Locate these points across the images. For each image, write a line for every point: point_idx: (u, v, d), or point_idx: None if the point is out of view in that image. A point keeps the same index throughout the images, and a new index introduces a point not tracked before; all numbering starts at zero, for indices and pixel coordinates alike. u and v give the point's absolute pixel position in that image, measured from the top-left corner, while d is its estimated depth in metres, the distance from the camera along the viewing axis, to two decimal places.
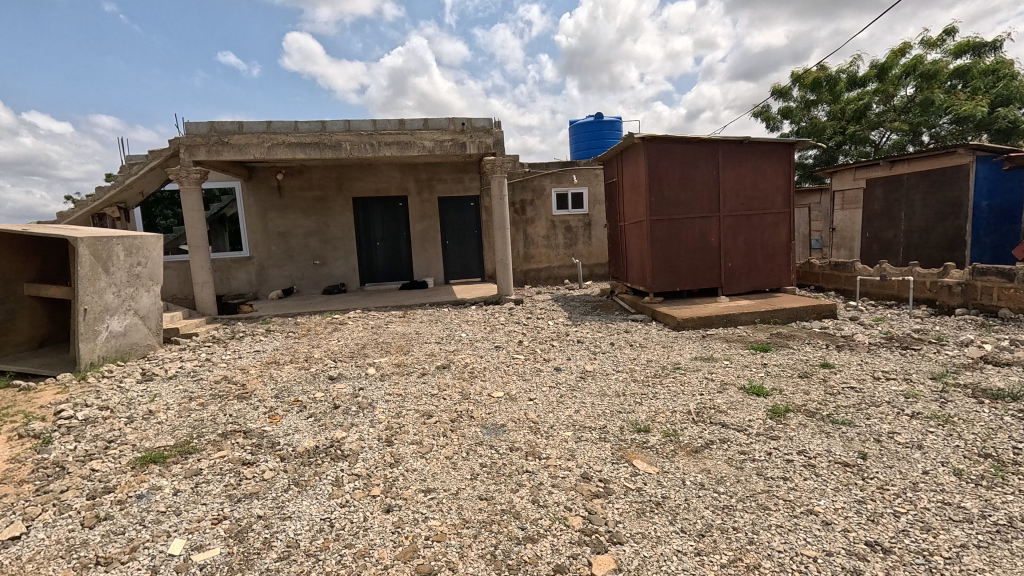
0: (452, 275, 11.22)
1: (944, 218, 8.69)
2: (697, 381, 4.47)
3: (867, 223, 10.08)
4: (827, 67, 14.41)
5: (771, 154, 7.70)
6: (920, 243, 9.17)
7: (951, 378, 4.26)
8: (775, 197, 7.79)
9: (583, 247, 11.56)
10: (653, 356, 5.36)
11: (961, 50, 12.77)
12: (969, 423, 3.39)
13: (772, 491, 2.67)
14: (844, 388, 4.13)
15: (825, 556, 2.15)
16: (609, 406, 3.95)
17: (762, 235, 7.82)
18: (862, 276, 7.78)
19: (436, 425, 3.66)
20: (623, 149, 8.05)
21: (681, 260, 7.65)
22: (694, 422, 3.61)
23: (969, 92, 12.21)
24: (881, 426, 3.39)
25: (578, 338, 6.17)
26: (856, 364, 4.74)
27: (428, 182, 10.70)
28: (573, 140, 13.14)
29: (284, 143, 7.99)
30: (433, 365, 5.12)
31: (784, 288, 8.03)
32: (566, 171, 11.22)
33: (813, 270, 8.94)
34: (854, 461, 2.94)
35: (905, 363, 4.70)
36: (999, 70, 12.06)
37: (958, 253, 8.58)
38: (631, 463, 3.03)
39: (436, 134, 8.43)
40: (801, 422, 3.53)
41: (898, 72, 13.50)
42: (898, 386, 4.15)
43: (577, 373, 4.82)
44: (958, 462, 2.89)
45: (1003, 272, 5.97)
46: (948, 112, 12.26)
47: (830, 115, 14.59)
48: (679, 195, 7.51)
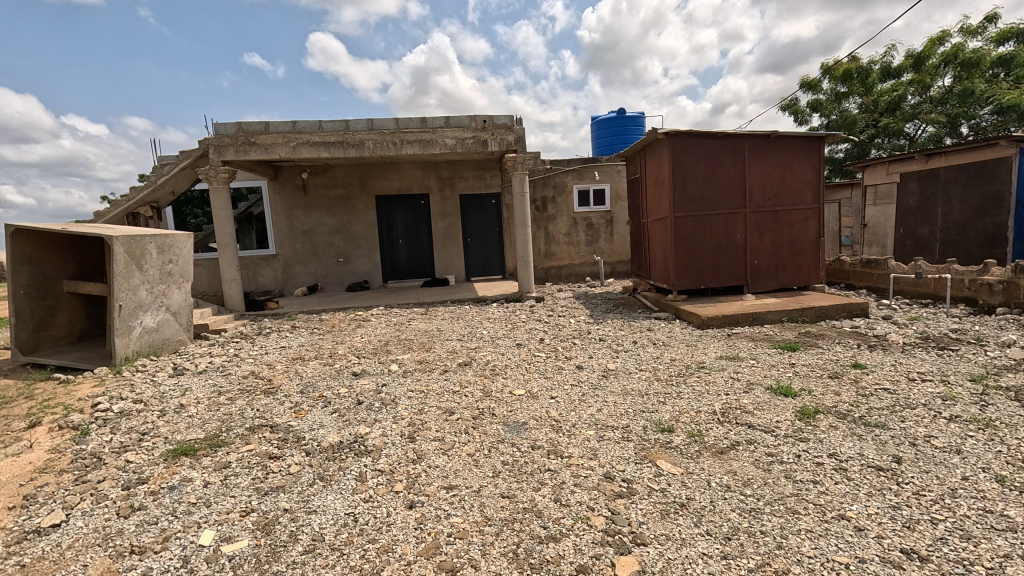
0: (473, 272, 11.26)
1: (985, 213, 8.31)
2: (722, 381, 4.38)
3: (901, 219, 9.75)
4: (859, 58, 14.00)
5: (800, 148, 7.51)
6: (959, 239, 8.79)
7: (993, 380, 4.08)
8: (804, 193, 7.59)
9: (605, 245, 11.47)
10: (677, 355, 5.28)
11: (1004, 37, 12.24)
12: (1011, 427, 3.25)
13: (802, 495, 2.60)
14: (877, 390, 4.00)
15: (858, 563, 2.09)
16: (631, 405, 3.90)
17: (790, 232, 7.63)
18: (895, 274, 7.52)
19: (459, 422, 3.67)
20: (646, 144, 7.94)
21: (705, 258, 7.52)
22: (720, 423, 3.54)
23: (1012, 81, 11.70)
24: (917, 430, 3.27)
25: (600, 337, 6.11)
26: (889, 365, 4.59)
27: (449, 180, 10.74)
28: (595, 136, 13.02)
29: (309, 143, 8.12)
30: (455, 363, 5.13)
31: (813, 286, 7.82)
32: (588, 168, 11.13)
33: (843, 268, 8.69)
34: (887, 465, 2.84)
35: (942, 364, 4.52)
36: None
37: (999, 249, 8.20)
38: (655, 463, 2.99)
39: (458, 132, 8.44)
40: (831, 424, 3.43)
41: (935, 61, 13.01)
42: (935, 388, 3.99)
43: (599, 372, 4.77)
44: (1000, 469, 2.76)
45: None
46: (990, 102, 11.76)
47: (862, 107, 14.16)
48: (704, 191, 7.37)
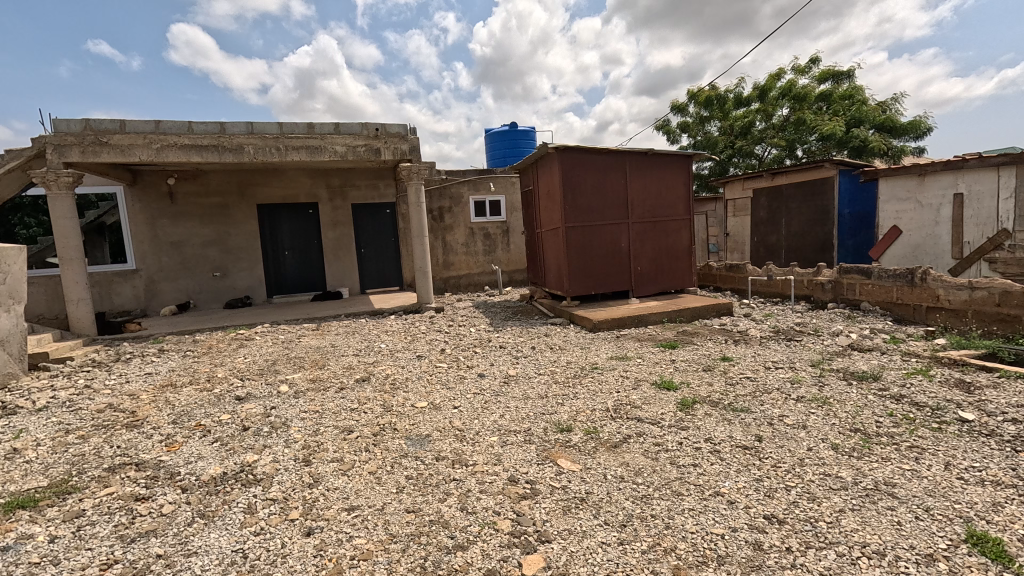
0: (368, 284, 10.87)
1: (816, 224, 9.76)
2: (614, 379, 4.69)
3: (754, 229, 11.20)
4: (717, 87, 15.94)
5: (672, 165, 8.32)
6: (799, 246, 10.24)
7: (827, 364, 4.85)
8: (677, 205, 8.42)
9: (502, 254, 11.72)
10: (572, 357, 5.55)
11: (825, 76, 14.66)
12: (841, 402, 3.88)
13: (684, 477, 2.88)
14: (742, 378, 4.56)
15: (731, 532, 2.36)
16: (532, 409, 4.04)
17: (667, 240, 8.40)
18: (752, 277, 8.62)
19: (357, 440, 3.52)
20: (537, 157, 8.28)
21: (595, 266, 8.00)
22: (613, 419, 3.79)
23: (831, 114, 14.03)
24: (773, 411, 3.78)
25: (500, 344, 6.23)
26: (750, 356, 5.24)
27: (340, 189, 10.31)
28: (488, 148, 13.30)
29: (176, 146, 7.33)
30: (352, 379, 4.90)
31: (687, 290, 8.68)
32: (483, 180, 11.32)
33: (711, 272, 9.74)
34: (751, 444, 3.25)
35: (790, 353, 5.27)
36: (854, 95, 13.99)
37: (828, 254, 9.60)
38: (556, 462, 3.12)
39: (348, 139, 8.15)
40: (706, 412, 3.83)
41: (775, 94, 15.21)
42: (785, 373, 4.64)
43: (500, 379, 4.86)
44: (835, 438, 3.29)
45: (862, 270, 6.91)
46: (816, 130, 13.98)
47: (721, 130, 16.08)
48: (592, 203, 7.85)
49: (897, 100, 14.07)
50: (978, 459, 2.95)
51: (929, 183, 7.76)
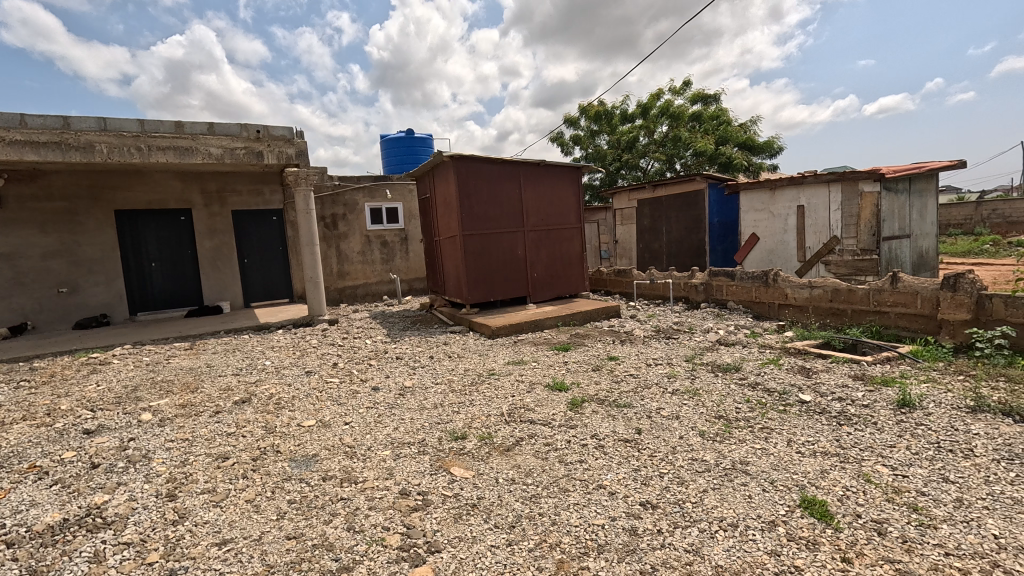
0: (253, 297, 10.07)
1: (691, 232, 10.76)
2: (509, 384, 4.80)
3: (639, 236, 12.10)
4: (605, 103, 17.03)
5: (563, 176, 8.73)
6: (677, 252, 11.18)
7: (698, 359, 5.38)
8: (568, 214, 8.84)
9: (401, 263, 11.49)
10: (470, 365, 5.58)
11: (696, 98, 16.28)
12: (708, 392, 4.33)
13: (571, 474, 3.02)
14: (626, 376, 4.90)
15: (610, 521, 2.52)
16: (427, 419, 4.00)
17: (560, 248, 8.79)
18: (637, 281, 9.29)
19: (234, 467, 3.25)
20: (433, 165, 8.26)
21: (493, 273, 8.14)
22: (507, 423, 3.87)
23: (703, 132, 15.68)
24: (651, 404, 4.11)
25: (397, 355, 6.10)
26: (634, 355, 5.64)
27: (218, 194, 9.46)
28: (384, 154, 12.99)
29: (4, 141, 6.27)
30: (229, 402, 4.50)
31: (580, 294, 9.13)
32: (379, 187, 11.03)
33: (602, 277, 10.34)
34: (631, 436, 3.51)
35: (668, 350, 5.77)
36: (720, 117, 15.71)
37: (701, 259, 10.62)
38: (449, 471, 3.12)
39: (225, 140, 7.52)
40: (593, 410, 4.06)
41: (655, 112, 16.59)
42: (663, 369, 5.07)
43: (395, 391, 4.75)
44: (702, 425, 3.66)
45: (727, 273, 7.75)
46: (690, 147, 15.46)
47: (609, 143, 17.19)
48: (488, 211, 7.99)
49: (754, 122, 16.05)
50: (812, 434, 3.45)
51: (778, 197, 8.93)
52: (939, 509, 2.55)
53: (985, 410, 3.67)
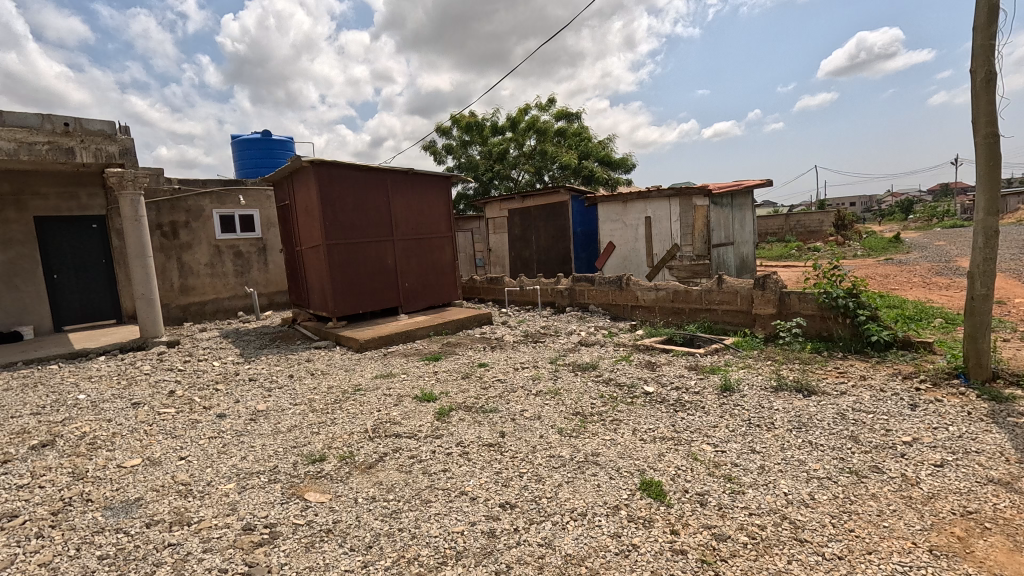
0: (66, 319, 8.47)
1: (558, 241, 11.26)
2: (376, 399, 4.64)
3: (511, 244, 12.50)
4: (476, 115, 17.41)
5: (432, 186, 8.72)
6: (546, 260, 11.58)
7: (561, 360, 5.71)
8: (439, 223, 8.85)
9: (258, 275, 10.51)
10: (334, 381, 5.29)
11: (560, 115, 17.36)
12: (568, 391, 4.62)
13: (434, 484, 3.01)
14: (493, 381, 5.02)
15: (470, 527, 2.56)
16: (282, 443, 3.71)
17: (432, 257, 8.75)
18: (508, 288, 9.58)
19: (24, 526, 2.69)
20: (291, 170, 7.72)
21: (362, 283, 7.82)
22: (370, 439, 3.74)
23: (567, 147, 16.78)
24: (516, 407, 4.27)
25: (250, 376, 5.56)
26: (503, 360, 5.81)
27: (13, 197, 7.84)
28: (236, 156, 11.84)
29: None
30: (22, 448, 3.71)
31: (453, 303, 9.17)
32: (230, 192, 10.02)
33: (475, 285, 10.47)
34: (495, 440, 3.60)
35: (534, 354, 6.03)
36: (582, 133, 16.93)
37: (568, 266, 11.10)
38: (303, 497, 2.92)
39: (20, 133, 6.26)
40: (460, 417, 4.09)
41: (524, 126, 17.36)
42: (529, 372, 5.29)
43: (246, 416, 4.32)
44: (561, 423, 3.90)
45: (588, 278, 8.33)
46: (556, 160, 16.42)
47: (481, 154, 17.58)
48: (354, 220, 7.67)
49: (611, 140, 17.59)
50: (653, 422, 3.86)
51: (630, 209, 9.86)
52: (746, 476, 3.02)
53: (784, 388, 4.41)
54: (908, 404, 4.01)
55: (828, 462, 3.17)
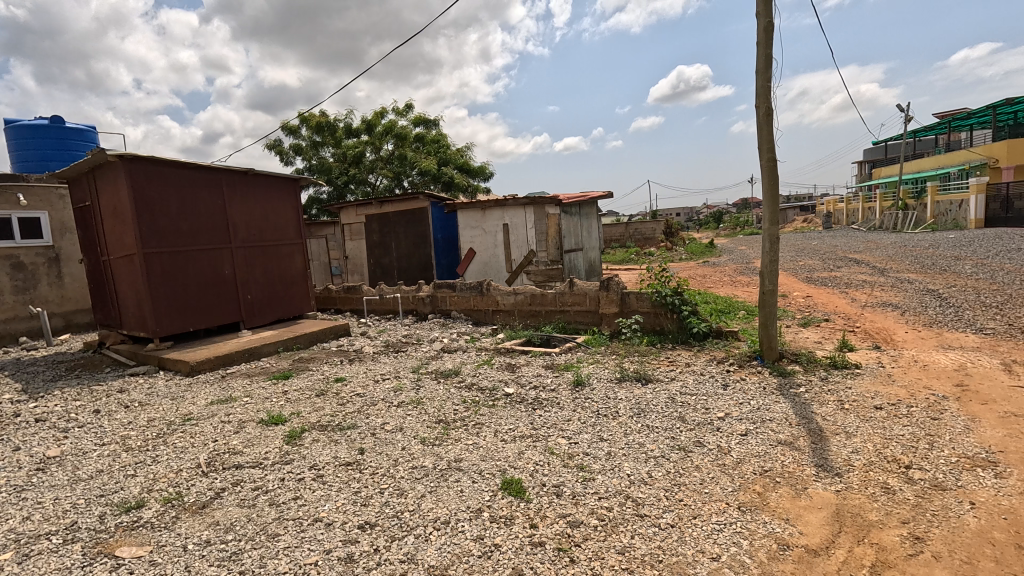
0: None
1: (418, 248, 10.97)
2: (212, 427, 4.09)
3: (370, 251, 11.98)
4: (327, 115, 16.47)
5: (278, 188, 8.01)
6: (407, 267, 11.19)
7: (424, 369, 5.62)
8: (286, 229, 8.15)
9: (48, 290, 8.59)
10: (156, 413, 4.53)
11: (418, 121, 17.21)
12: (431, 400, 4.57)
13: (283, 515, 2.75)
14: (351, 396, 4.75)
15: (325, 555, 2.39)
16: (83, 494, 3.07)
17: (279, 265, 8.02)
18: (367, 297, 9.14)
19: None
20: (92, 165, 6.47)
21: (193, 297, 6.86)
22: (205, 475, 3.28)
23: (426, 153, 16.68)
24: (376, 421, 4.10)
25: (36, 416, 4.51)
26: (361, 373, 5.53)
27: None
28: (12, 145, 9.58)
29: None
30: None
31: (305, 315, 8.50)
32: (3, 189, 8.06)
33: (330, 295, 9.80)
34: (353, 459, 3.41)
35: (396, 364, 5.86)
36: (440, 140, 16.98)
37: (428, 273, 10.89)
38: (113, 555, 2.45)
39: None
40: (313, 439, 3.79)
41: (380, 129, 16.86)
42: (389, 384, 5.11)
43: (30, 467, 3.49)
44: (423, 432, 3.84)
45: (449, 285, 8.31)
46: (415, 166, 16.23)
47: (334, 156, 16.65)
48: (180, 225, 6.70)
49: (469, 148, 17.94)
50: (513, 422, 4.00)
51: (488, 216, 10.07)
52: (596, 463, 3.28)
53: (626, 379, 4.90)
54: (722, 384, 4.73)
55: (661, 442, 3.59)
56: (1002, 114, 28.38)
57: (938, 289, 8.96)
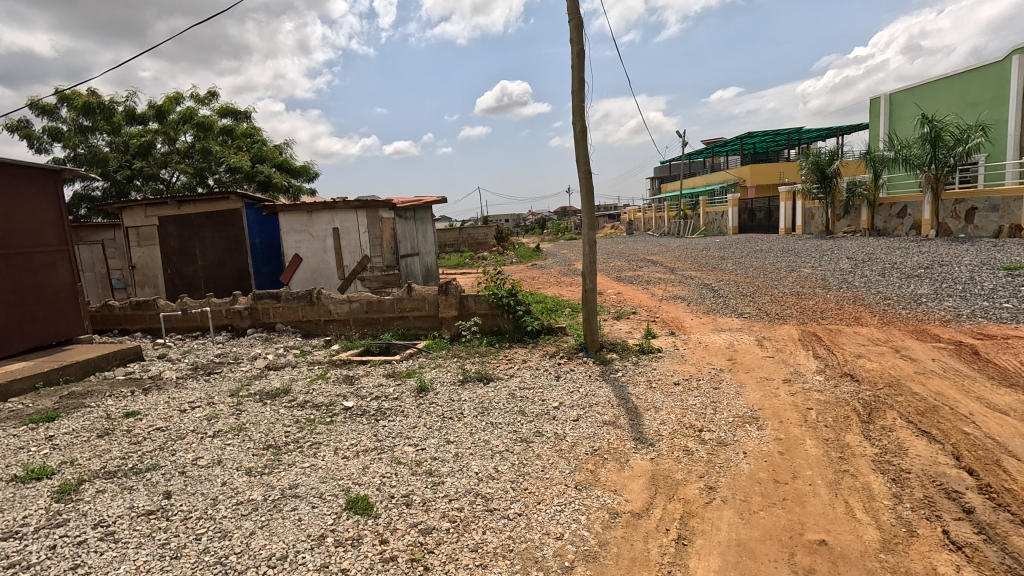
0: None
1: (232, 255, 9.59)
2: None
3: (165, 260, 9.78)
4: (99, 95, 13.55)
5: (29, 181, 6.33)
6: (217, 276, 9.71)
7: (245, 390, 4.96)
8: (44, 232, 6.49)
9: None
10: None
11: (224, 111, 15.20)
12: (256, 424, 4.07)
13: None
14: (150, 432, 3.97)
15: None
16: None
17: (34, 278, 6.33)
18: (164, 312, 7.66)
19: None
20: None
21: None
22: None
23: (236, 148, 14.81)
24: (186, 457, 3.50)
25: None
26: (162, 404, 4.65)
27: None
28: None
29: None
30: None
31: (77, 339, 6.85)
32: None
33: (112, 313, 7.98)
34: (157, 506, 2.86)
35: (208, 389, 5.07)
36: (253, 135, 15.24)
37: (246, 282, 9.62)
38: None
39: None
40: (97, 490, 3.07)
41: (175, 118, 14.46)
42: (201, 412, 4.40)
43: None
44: (248, 462, 3.41)
45: (272, 295, 7.45)
46: (223, 162, 14.30)
47: (111, 145, 13.77)
48: None
49: (289, 146, 16.45)
50: (355, 436, 3.79)
51: (315, 219, 9.18)
52: (445, 467, 3.27)
53: (468, 380, 5.00)
54: (555, 376, 5.14)
55: (504, 437, 3.74)
56: (745, 145, 36.11)
57: (711, 283, 11.01)
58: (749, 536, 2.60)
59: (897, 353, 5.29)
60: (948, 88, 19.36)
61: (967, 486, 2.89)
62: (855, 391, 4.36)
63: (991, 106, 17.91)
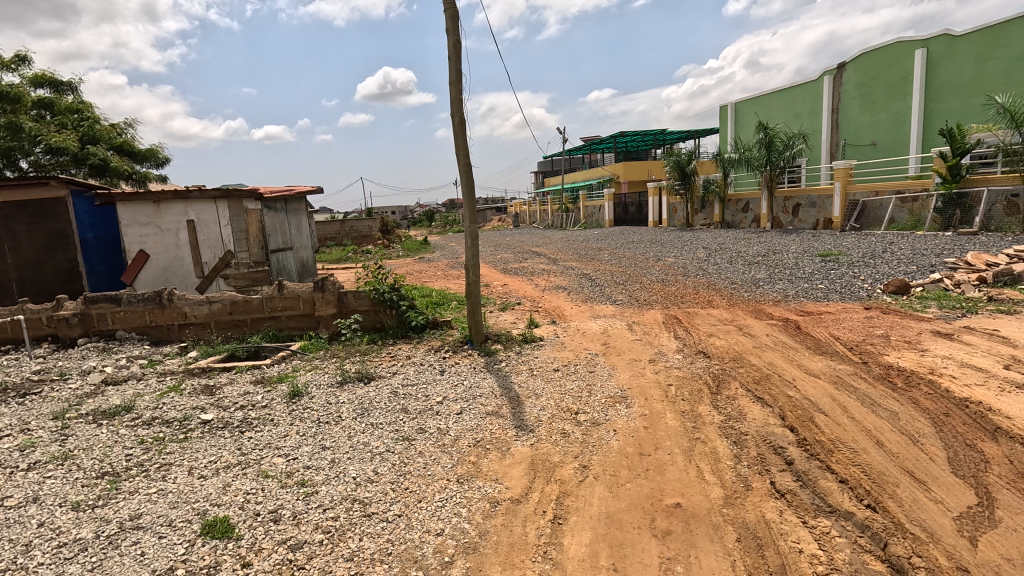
0: None
1: (55, 251, 8.10)
2: None
3: None
4: None
5: None
6: (35, 277, 8.13)
7: (74, 412, 4.21)
8: None
9: None
10: None
11: (39, 80, 12.70)
12: (88, 450, 3.48)
13: None
14: None
15: None
16: None
17: None
18: None
19: None
20: None
21: None
22: None
23: (57, 126, 12.46)
24: None
25: None
26: None
27: None
28: None
29: None
30: None
31: None
32: None
33: None
34: None
35: (22, 413, 4.22)
36: (81, 111, 12.97)
37: (77, 283, 8.25)
38: None
39: None
40: None
41: None
42: (12, 442, 3.65)
43: None
44: (75, 495, 2.90)
45: (110, 298, 6.40)
46: (41, 141, 11.95)
47: None
48: None
49: (129, 125, 14.23)
50: (214, 452, 3.42)
51: (164, 210, 8.12)
52: (318, 475, 3.08)
53: (348, 380, 4.76)
54: (440, 370, 5.10)
55: (385, 437, 3.62)
56: (618, 142, 38.72)
57: (589, 273, 11.68)
58: (617, 508, 2.80)
59: (740, 331, 6.07)
60: (778, 100, 22.47)
61: (789, 442, 3.40)
62: (706, 366, 4.91)
63: (810, 118, 21.20)
